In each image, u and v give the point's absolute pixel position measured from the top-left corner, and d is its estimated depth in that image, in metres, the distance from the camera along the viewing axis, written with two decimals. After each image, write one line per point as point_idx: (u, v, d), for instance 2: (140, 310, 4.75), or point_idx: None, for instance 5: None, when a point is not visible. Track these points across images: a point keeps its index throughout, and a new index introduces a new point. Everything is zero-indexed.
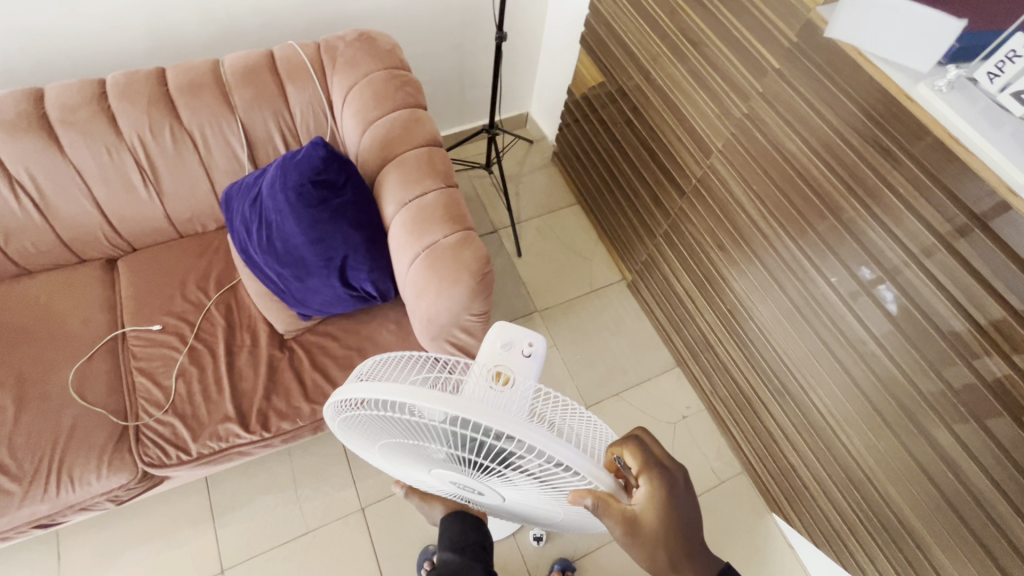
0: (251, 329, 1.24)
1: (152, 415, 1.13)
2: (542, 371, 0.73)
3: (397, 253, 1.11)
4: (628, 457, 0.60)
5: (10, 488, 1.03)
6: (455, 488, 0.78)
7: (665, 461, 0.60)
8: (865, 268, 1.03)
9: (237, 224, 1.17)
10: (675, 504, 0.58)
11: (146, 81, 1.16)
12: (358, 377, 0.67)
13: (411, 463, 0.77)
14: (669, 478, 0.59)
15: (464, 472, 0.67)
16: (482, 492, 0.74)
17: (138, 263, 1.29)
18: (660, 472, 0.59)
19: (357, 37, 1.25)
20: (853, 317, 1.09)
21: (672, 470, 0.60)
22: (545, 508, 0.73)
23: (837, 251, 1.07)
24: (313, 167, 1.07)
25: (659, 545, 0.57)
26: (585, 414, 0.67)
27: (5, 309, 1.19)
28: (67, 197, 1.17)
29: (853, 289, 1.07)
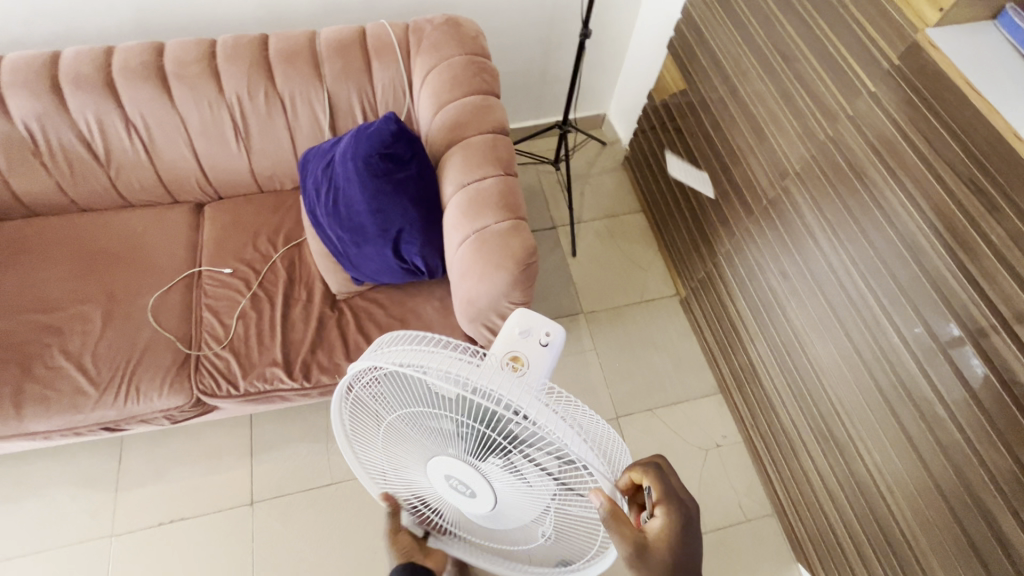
0: (308, 286, 1.33)
1: (212, 349, 1.24)
2: (558, 361, 0.71)
3: (449, 231, 1.14)
4: (649, 485, 0.62)
5: (89, 391, 1.17)
6: (450, 490, 0.80)
7: (682, 495, 0.64)
8: (947, 326, 0.94)
9: (309, 185, 1.25)
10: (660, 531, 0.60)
11: (251, 45, 1.26)
12: (374, 348, 0.69)
13: (413, 452, 0.79)
14: (684, 513, 0.63)
15: (467, 458, 0.70)
16: (477, 493, 0.75)
17: (221, 210, 1.41)
18: (676, 505, 0.62)
19: (445, 22, 1.29)
20: (923, 376, 1.00)
21: (686, 504, 0.64)
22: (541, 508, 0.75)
23: (917, 305, 0.99)
24: (383, 138, 1.13)
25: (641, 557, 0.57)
26: (590, 412, 0.66)
27: (107, 235, 1.34)
28: (171, 143, 1.30)
29: (929, 348, 0.98)
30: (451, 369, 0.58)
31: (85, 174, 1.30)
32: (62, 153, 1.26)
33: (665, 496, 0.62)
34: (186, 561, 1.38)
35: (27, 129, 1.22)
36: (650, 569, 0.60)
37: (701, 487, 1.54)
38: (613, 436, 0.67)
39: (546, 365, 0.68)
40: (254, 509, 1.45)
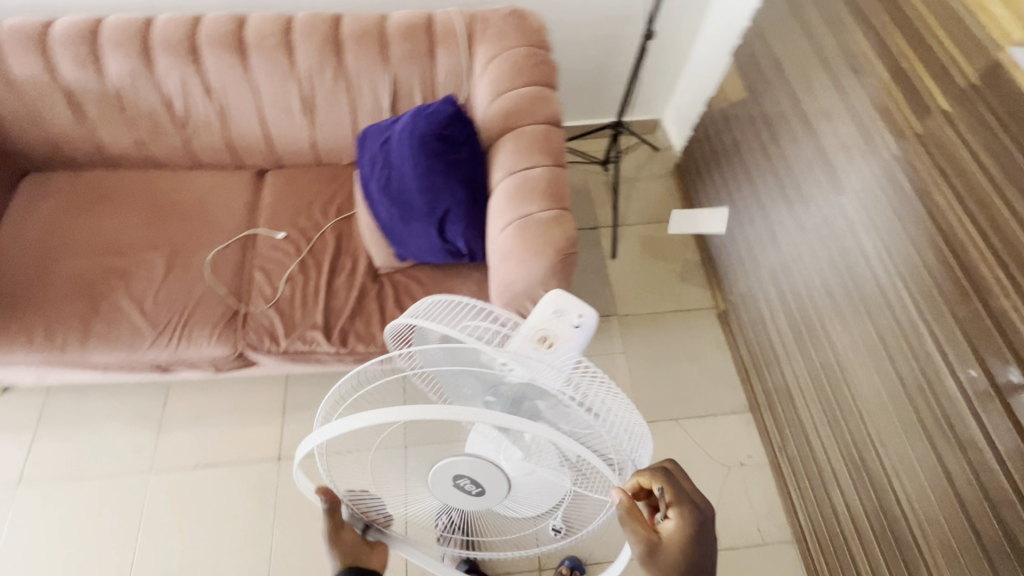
0: (353, 257, 1.38)
1: (260, 306, 1.32)
2: (588, 342, 0.71)
3: (493, 217, 1.17)
4: (660, 486, 0.62)
5: (146, 332, 1.26)
6: (454, 492, 0.79)
7: (697, 498, 0.61)
8: (1005, 369, 0.88)
9: (365, 160, 1.30)
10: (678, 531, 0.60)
11: (325, 22, 1.32)
12: (410, 316, 0.73)
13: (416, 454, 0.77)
14: (698, 516, 0.60)
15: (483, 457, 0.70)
16: (490, 489, 0.76)
17: (281, 178, 1.47)
18: (689, 506, 0.60)
19: (510, 13, 1.32)
20: (975, 419, 0.94)
21: (702, 508, 0.61)
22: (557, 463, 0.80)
23: (976, 344, 0.93)
24: (441, 121, 1.18)
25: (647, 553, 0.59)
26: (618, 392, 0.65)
27: (175, 191, 1.43)
28: (243, 111, 1.37)
29: (983, 390, 0.92)
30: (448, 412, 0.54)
31: (162, 134, 1.39)
32: (144, 112, 1.35)
33: (675, 496, 0.61)
34: (215, 505, 1.47)
35: (116, 86, 1.31)
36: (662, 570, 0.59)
37: (719, 503, 1.51)
38: (635, 418, 0.65)
39: (575, 345, 0.69)
40: (281, 466, 1.52)
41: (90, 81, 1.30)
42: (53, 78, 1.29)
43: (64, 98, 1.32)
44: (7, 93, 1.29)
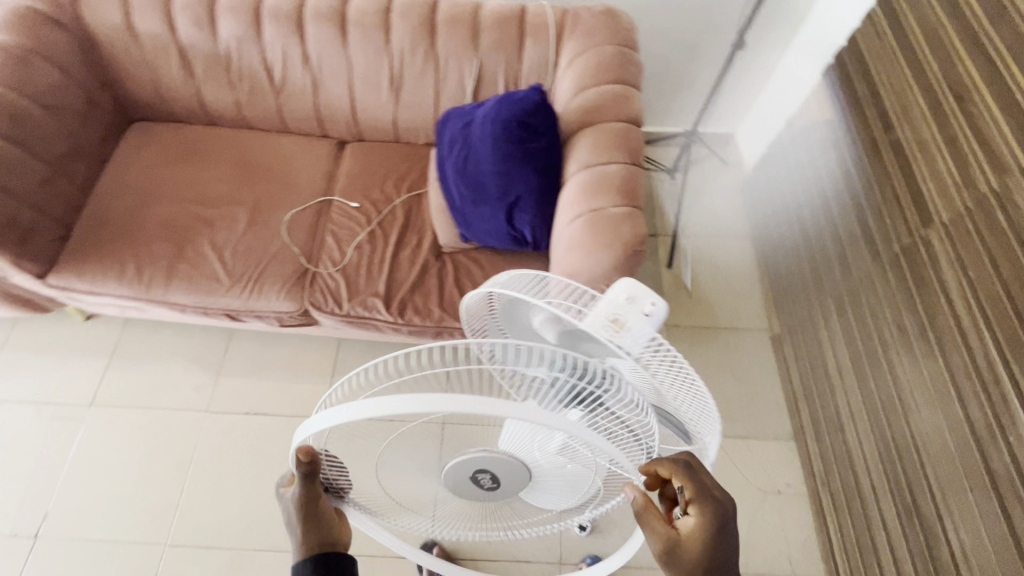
0: (419, 234, 1.43)
1: (328, 269, 1.38)
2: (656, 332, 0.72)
3: (563, 208, 1.19)
4: (680, 483, 0.64)
5: (224, 280, 1.35)
6: (468, 481, 0.77)
7: (718, 494, 0.64)
8: None
9: (444, 141, 1.34)
10: (699, 527, 0.62)
11: (423, 4, 1.36)
12: (490, 287, 0.75)
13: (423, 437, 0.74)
14: (719, 513, 0.63)
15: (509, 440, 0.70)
16: (509, 474, 0.75)
17: (359, 151, 1.54)
18: (709, 504, 0.63)
19: (602, 11, 1.33)
20: None
21: (722, 504, 0.63)
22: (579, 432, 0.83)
23: None
24: (526, 106, 1.20)
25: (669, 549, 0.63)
26: (696, 386, 0.64)
27: (264, 153, 1.52)
28: (334, 83, 1.44)
29: None
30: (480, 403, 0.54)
31: (258, 97, 1.47)
32: (245, 75, 1.44)
33: (697, 492, 0.63)
34: (261, 452, 1.55)
35: (225, 48, 1.40)
36: (684, 566, 0.62)
37: (751, 528, 1.47)
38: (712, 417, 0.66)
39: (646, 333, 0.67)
40: None
41: (202, 42, 1.39)
42: (171, 35, 1.38)
43: (177, 54, 1.41)
44: (128, 44, 1.39)
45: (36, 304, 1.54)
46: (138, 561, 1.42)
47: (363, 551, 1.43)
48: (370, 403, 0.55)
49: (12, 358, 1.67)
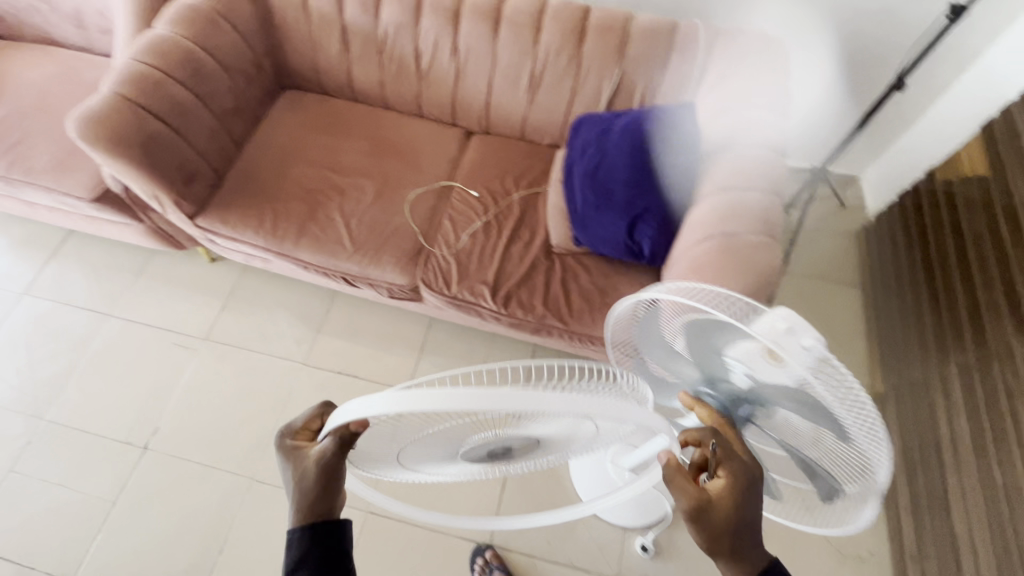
0: (532, 231, 1.46)
1: (442, 251, 1.44)
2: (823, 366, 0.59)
3: (689, 227, 1.18)
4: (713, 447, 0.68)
5: (347, 245, 1.44)
6: (481, 453, 0.80)
7: (745, 460, 0.68)
8: None
9: (575, 144, 1.35)
10: (731, 490, 0.65)
11: (577, 9, 1.39)
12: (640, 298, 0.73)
13: (449, 433, 0.72)
14: (747, 475, 0.66)
15: (533, 428, 0.73)
16: (520, 445, 0.80)
17: (485, 143, 1.59)
18: (737, 466, 0.67)
19: (758, 35, 1.32)
20: None
21: (750, 469, 0.67)
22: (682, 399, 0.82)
23: None
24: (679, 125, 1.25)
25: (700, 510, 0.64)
26: (866, 420, 0.59)
27: (397, 132, 1.60)
28: (476, 76, 1.50)
29: None
30: (510, 395, 0.55)
31: (403, 80, 1.56)
32: (396, 58, 1.52)
33: (728, 455, 0.67)
34: None
35: (383, 31, 1.48)
36: (712, 524, 0.63)
37: None
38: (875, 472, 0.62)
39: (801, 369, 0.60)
40: None
41: (364, 23, 1.48)
42: (337, 14, 1.48)
43: (339, 32, 1.51)
44: (298, 18, 1.51)
45: (176, 242, 1.71)
46: (227, 491, 1.54)
47: (428, 526, 1.48)
48: (398, 395, 0.54)
49: (146, 286, 1.86)
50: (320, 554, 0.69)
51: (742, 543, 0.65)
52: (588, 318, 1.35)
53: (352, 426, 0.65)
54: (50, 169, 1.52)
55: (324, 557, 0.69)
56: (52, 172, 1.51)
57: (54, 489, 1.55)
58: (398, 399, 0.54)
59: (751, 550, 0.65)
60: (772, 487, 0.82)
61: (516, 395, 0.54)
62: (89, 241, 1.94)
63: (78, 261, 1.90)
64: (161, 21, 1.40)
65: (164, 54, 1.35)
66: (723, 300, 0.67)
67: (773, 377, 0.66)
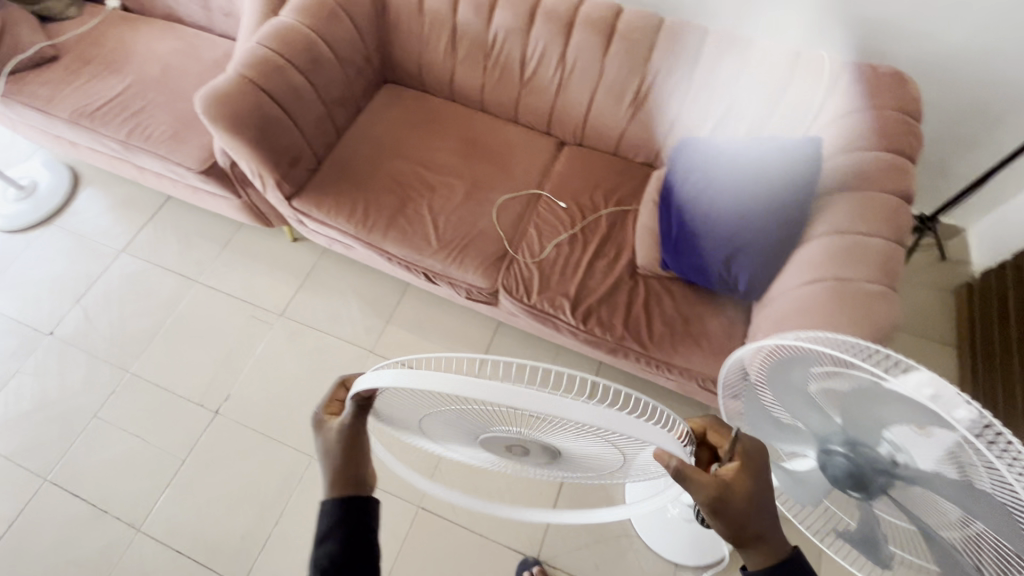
0: (618, 249, 1.44)
1: (525, 259, 1.43)
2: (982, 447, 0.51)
3: (795, 267, 1.13)
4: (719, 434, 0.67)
5: (433, 243, 1.46)
6: (499, 445, 0.79)
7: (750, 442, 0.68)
8: None
9: (678, 166, 1.31)
10: (743, 470, 0.64)
11: (695, 30, 1.35)
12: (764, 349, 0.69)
13: (471, 418, 0.71)
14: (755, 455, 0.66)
15: (550, 437, 0.70)
16: (539, 450, 0.77)
17: (577, 155, 1.58)
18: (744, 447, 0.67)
19: (890, 73, 1.24)
20: None
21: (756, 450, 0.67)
22: (805, 457, 0.74)
23: None
24: (799, 158, 1.16)
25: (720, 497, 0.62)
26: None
27: (492, 136, 1.61)
28: (579, 89, 1.49)
29: None
30: (530, 395, 0.52)
31: (505, 86, 1.57)
32: (501, 64, 1.53)
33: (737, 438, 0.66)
34: None
35: (493, 36, 1.50)
36: (731, 508, 0.62)
37: None
38: None
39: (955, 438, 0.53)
40: None
41: (476, 26, 1.50)
42: (450, 16, 1.51)
43: (449, 33, 1.54)
44: (412, 16, 1.54)
45: (266, 219, 1.78)
46: (287, 465, 1.59)
47: (477, 530, 1.48)
48: (421, 375, 0.55)
49: (231, 258, 1.94)
50: (347, 528, 0.68)
51: (759, 532, 0.64)
52: (669, 345, 1.30)
53: (366, 393, 0.66)
54: (166, 140, 1.61)
55: (352, 530, 0.68)
56: (167, 142, 1.60)
57: (130, 440, 1.63)
58: (422, 379, 0.55)
59: (769, 538, 0.65)
60: (888, 558, 0.73)
61: (541, 397, 0.51)
62: (185, 209, 2.05)
63: (172, 227, 2.01)
64: (286, 10, 1.46)
65: (287, 41, 1.41)
66: (853, 348, 0.60)
67: (916, 447, 0.58)
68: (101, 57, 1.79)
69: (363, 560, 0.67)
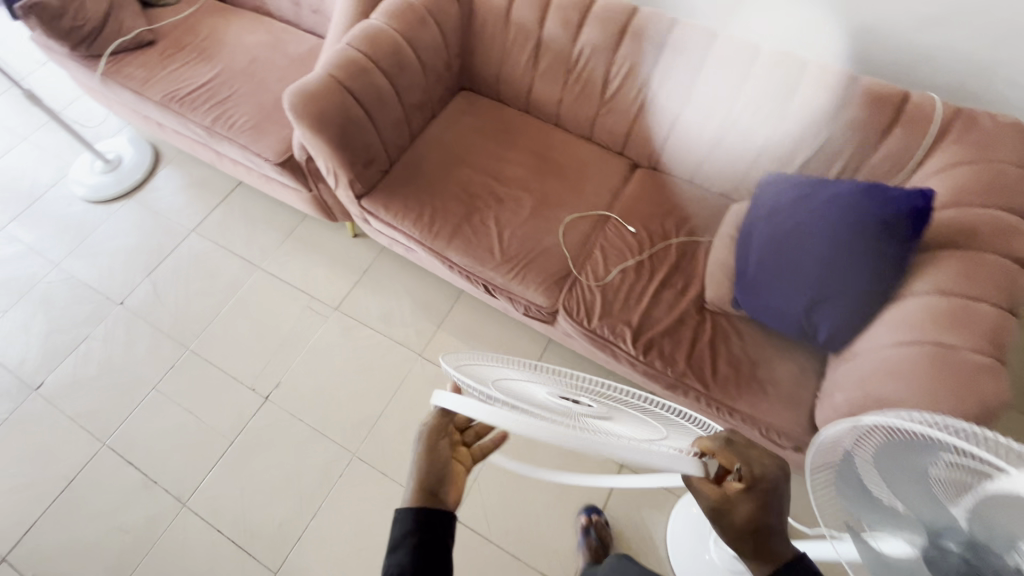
0: (686, 280, 1.39)
1: (588, 281, 1.40)
2: None
3: (886, 323, 1.06)
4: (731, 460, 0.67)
5: (495, 256, 1.44)
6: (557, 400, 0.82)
7: (767, 467, 0.68)
8: None
9: (763, 203, 1.25)
10: (751, 494, 0.66)
11: (793, 62, 1.29)
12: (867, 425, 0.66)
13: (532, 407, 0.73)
14: (768, 481, 0.67)
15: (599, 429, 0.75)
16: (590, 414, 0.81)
17: (650, 179, 1.54)
18: (758, 473, 0.67)
19: (1011, 124, 1.15)
20: None
21: (774, 477, 0.68)
22: (893, 541, 0.66)
23: None
24: (899, 209, 1.04)
25: (721, 511, 0.67)
26: None
27: (564, 152, 1.59)
28: (662, 112, 1.45)
29: None
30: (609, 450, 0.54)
31: (584, 103, 1.54)
32: (582, 80, 1.51)
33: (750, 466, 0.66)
34: None
35: (578, 52, 1.48)
36: (733, 521, 0.67)
37: None
38: None
39: None
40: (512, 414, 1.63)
41: (562, 42, 1.48)
42: (537, 28, 1.49)
43: (534, 46, 1.52)
44: (498, 26, 1.53)
45: (331, 213, 1.81)
46: (329, 460, 1.60)
47: (510, 551, 1.46)
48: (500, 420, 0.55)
49: (293, 248, 1.99)
50: (420, 536, 0.74)
51: (763, 544, 0.70)
52: (733, 388, 1.24)
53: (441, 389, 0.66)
54: (247, 129, 1.65)
55: (425, 540, 0.74)
56: (248, 132, 1.65)
57: (184, 415, 1.69)
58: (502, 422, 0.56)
59: (772, 548, 0.70)
60: None
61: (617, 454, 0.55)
62: (254, 195, 2.11)
63: (241, 212, 2.07)
64: (377, 12, 1.47)
65: (374, 43, 1.42)
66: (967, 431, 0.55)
67: None
68: (194, 44, 1.87)
69: (432, 564, 0.73)
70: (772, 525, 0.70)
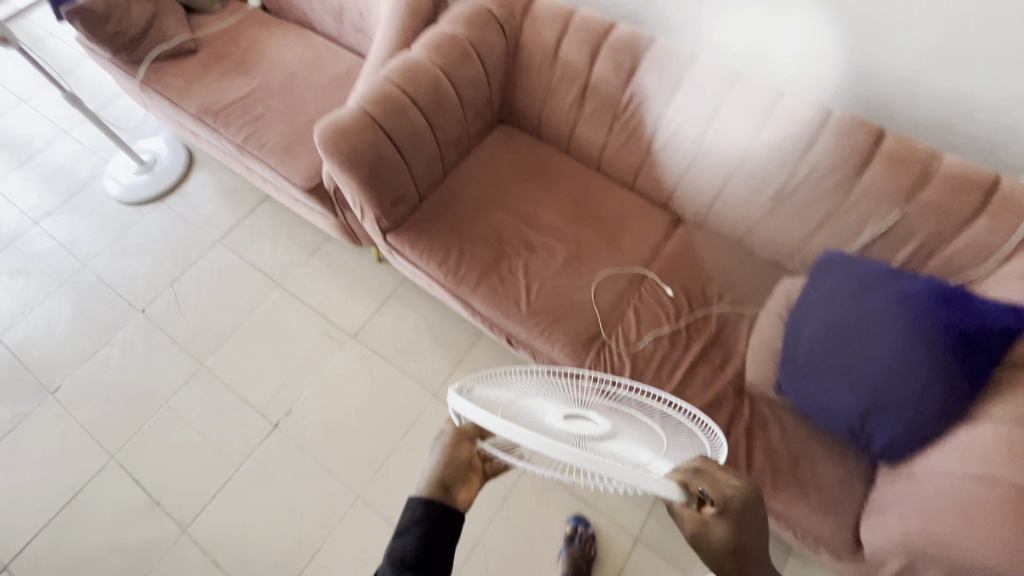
0: (725, 355, 1.28)
1: (617, 345, 1.30)
2: None
3: (954, 447, 0.94)
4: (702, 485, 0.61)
5: (519, 308, 1.35)
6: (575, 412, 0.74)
7: (738, 487, 0.62)
8: None
9: (821, 288, 1.14)
10: (729, 518, 0.61)
11: (866, 132, 1.17)
12: None
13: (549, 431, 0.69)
14: (741, 501, 0.62)
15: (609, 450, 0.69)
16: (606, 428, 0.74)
17: (694, 237, 1.43)
18: (729, 495, 0.61)
19: None
20: None
21: (745, 496, 0.63)
22: None
23: None
24: (985, 325, 0.92)
25: (704, 540, 0.62)
26: None
27: (603, 200, 1.50)
28: (713, 169, 1.35)
29: None
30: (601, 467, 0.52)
31: (629, 150, 1.45)
32: (630, 128, 1.42)
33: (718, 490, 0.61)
34: None
35: (628, 98, 1.38)
36: (714, 546, 0.62)
37: None
38: None
39: None
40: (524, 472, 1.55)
41: (613, 87, 1.39)
42: (586, 70, 1.40)
43: (581, 87, 1.43)
44: (544, 63, 1.45)
45: (357, 240, 1.76)
46: (331, 500, 1.55)
47: None
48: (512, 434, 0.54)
49: (315, 269, 1.94)
50: (428, 526, 0.70)
51: (744, 562, 0.65)
52: (769, 486, 1.12)
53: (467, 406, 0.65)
54: (278, 150, 1.61)
55: (433, 532, 0.70)
56: (279, 153, 1.60)
57: (192, 434, 1.67)
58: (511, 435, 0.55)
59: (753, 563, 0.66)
60: None
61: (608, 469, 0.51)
62: (282, 209, 2.08)
63: (268, 226, 2.04)
64: (417, 44, 1.40)
65: (412, 77, 1.35)
66: None
67: None
68: (234, 56, 1.84)
69: (435, 559, 0.70)
70: (753, 542, 0.65)
